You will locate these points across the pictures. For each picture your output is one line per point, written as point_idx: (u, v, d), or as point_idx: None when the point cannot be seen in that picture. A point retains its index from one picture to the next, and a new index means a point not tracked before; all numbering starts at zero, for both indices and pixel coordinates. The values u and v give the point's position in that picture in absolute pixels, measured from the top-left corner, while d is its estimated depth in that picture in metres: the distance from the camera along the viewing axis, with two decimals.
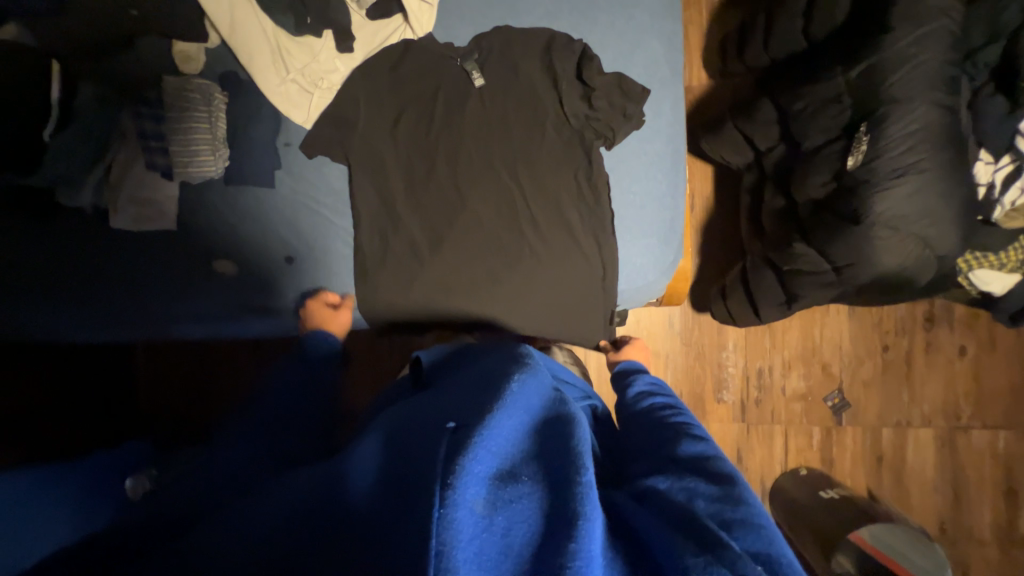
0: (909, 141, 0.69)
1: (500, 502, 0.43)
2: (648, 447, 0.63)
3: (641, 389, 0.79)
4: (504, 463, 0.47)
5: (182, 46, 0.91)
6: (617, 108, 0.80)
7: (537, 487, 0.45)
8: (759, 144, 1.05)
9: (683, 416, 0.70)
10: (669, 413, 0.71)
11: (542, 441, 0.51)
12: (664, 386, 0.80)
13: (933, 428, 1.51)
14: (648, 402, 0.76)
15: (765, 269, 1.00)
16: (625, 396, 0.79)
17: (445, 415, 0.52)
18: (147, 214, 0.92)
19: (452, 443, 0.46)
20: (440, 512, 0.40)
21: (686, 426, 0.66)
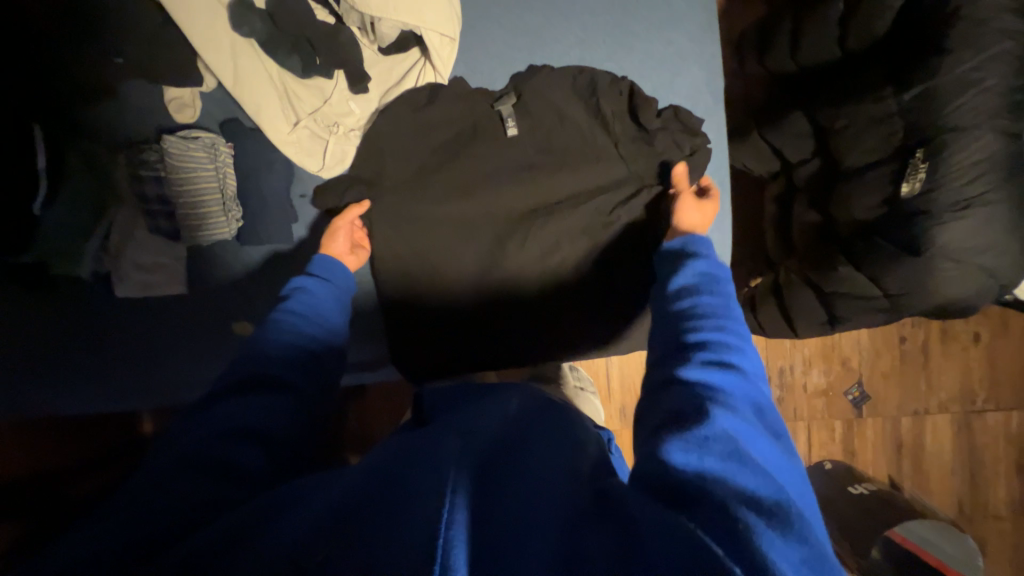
0: (972, 170, 0.67)
1: (482, 499, 0.37)
2: (663, 349, 0.53)
3: (684, 281, 0.60)
4: (505, 473, 0.41)
5: (176, 91, 0.82)
6: (679, 151, 0.78)
7: (537, 494, 0.40)
8: (790, 156, 1.02)
9: (728, 325, 0.53)
10: (712, 320, 0.53)
11: (552, 459, 0.44)
12: (719, 271, 0.60)
13: (949, 414, 1.55)
14: (692, 294, 0.58)
15: (803, 287, 0.98)
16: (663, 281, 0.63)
17: (450, 425, 0.46)
18: (155, 281, 0.85)
19: (461, 456, 0.40)
20: (450, 516, 0.34)
21: (724, 345, 0.50)
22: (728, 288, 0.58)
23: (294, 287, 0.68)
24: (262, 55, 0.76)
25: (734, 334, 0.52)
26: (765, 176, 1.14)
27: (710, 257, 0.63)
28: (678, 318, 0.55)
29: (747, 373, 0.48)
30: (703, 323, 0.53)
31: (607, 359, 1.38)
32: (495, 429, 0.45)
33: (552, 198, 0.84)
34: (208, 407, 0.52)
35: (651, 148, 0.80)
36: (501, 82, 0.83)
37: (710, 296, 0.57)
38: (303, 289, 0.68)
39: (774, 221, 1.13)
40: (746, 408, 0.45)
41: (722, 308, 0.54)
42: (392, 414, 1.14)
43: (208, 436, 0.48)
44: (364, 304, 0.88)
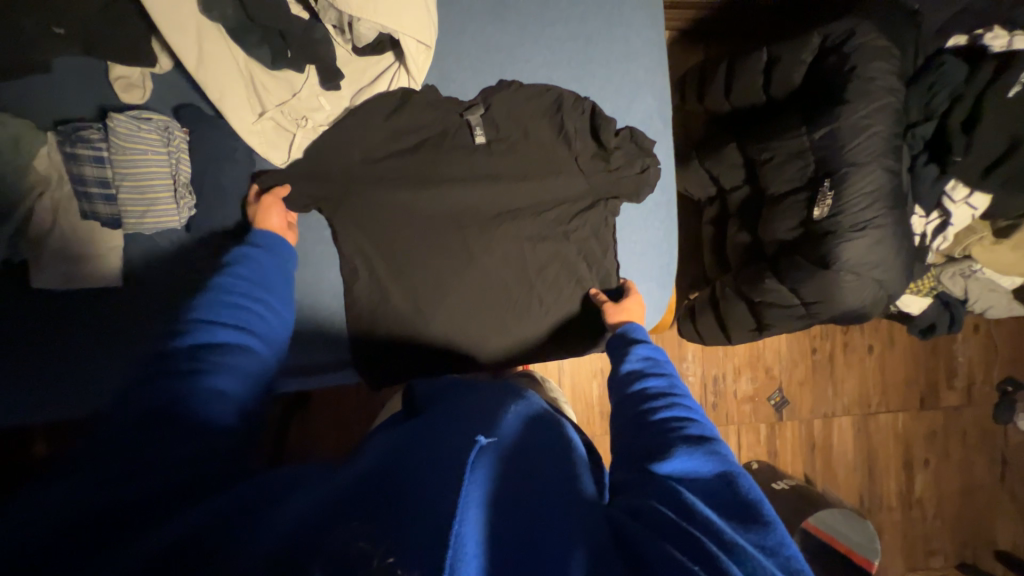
0: (866, 199, 0.81)
1: (497, 521, 0.43)
2: (630, 434, 0.59)
3: (633, 366, 0.69)
4: (508, 482, 0.47)
5: (123, 71, 0.78)
6: (633, 170, 0.86)
7: (540, 506, 0.46)
8: (724, 182, 1.16)
9: (680, 400, 0.61)
10: (665, 399, 0.62)
11: (544, 465, 0.51)
12: (660, 359, 0.70)
13: (851, 417, 1.77)
14: (643, 381, 0.66)
15: (735, 298, 1.09)
16: (614, 367, 0.71)
17: (469, 430, 0.52)
18: (85, 271, 0.77)
19: (473, 466, 0.45)
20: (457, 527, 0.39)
21: (680, 420, 0.58)
22: (671, 369, 0.68)
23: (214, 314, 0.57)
24: (232, 44, 0.75)
25: (684, 412, 0.60)
26: (702, 199, 1.27)
27: (649, 345, 0.74)
28: (637, 398, 0.63)
29: (705, 433, 0.56)
30: (659, 408, 0.60)
31: (560, 366, 1.43)
32: (504, 442, 0.52)
33: (518, 205, 0.88)
34: (136, 433, 0.46)
35: (609, 166, 0.87)
36: (472, 94, 0.87)
37: (657, 381, 0.65)
38: (231, 314, 0.58)
39: (711, 240, 1.27)
40: (710, 472, 0.52)
41: (669, 392, 0.63)
42: (345, 421, 1.10)
43: (186, 446, 0.47)
44: (325, 303, 0.86)
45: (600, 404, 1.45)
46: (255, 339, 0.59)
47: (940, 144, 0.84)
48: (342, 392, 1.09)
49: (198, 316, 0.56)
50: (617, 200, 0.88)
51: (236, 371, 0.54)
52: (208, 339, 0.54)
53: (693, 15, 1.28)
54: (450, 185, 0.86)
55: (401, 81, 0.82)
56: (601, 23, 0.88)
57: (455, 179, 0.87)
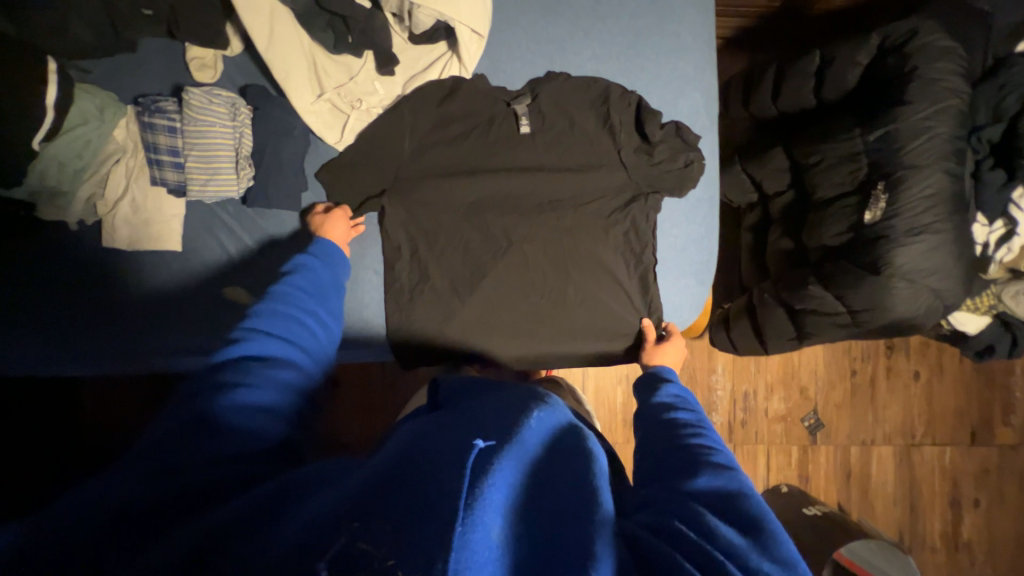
0: (925, 203, 0.77)
1: (514, 530, 0.41)
2: (656, 460, 0.57)
3: (662, 397, 0.69)
4: (524, 488, 0.44)
5: (198, 52, 0.84)
6: (678, 164, 0.85)
7: (558, 515, 0.43)
8: (768, 187, 1.14)
9: (707, 432, 0.60)
10: (693, 429, 0.61)
11: (565, 469, 0.47)
12: (689, 398, 0.70)
13: (892, 446, 1.66)
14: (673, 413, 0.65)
15: (775, 304, 1.06)
16: (644, 398, 0.71)
17: (468, 429, 0.47)
18: (150, 234, 0.83)
19: (486, 475, 0.41)
20: (462, 528, 0.36)
21: (706, 446, 0.57)
22: (698, 407, 0.68)
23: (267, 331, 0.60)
24: (300, 28, 0.80)
25: (714, 443, 0.58)
26: (743, 205, 1.25)
27: (677, 382, 0.73)
28: (666, 425, 0.62)
29: (729, 461, 0.55)
30: (688, 437, 0.59)
31: (584, 367, 1.42)
32: (528, 449, 0.46)
33: (558, 196, 0.89)
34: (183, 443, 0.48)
35: (655, 160, 0.86)
36: (519, 84, 0.89)
37: (688, 416, 0.64)
38: (285, 328, 0.61)
39: (750, 247, 1.24)
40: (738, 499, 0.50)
41: (699, 424, 0.62)
42: (375, 402, 1.12)
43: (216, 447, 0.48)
44: (366, 279, 0.88)
45: (623, 409, 1.42)
46: (303, 356, 0.61)
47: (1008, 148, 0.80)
48: (373, 373, 1.12)
49: (256, 325, 0.60)
50: (658, 195, 0.88)
51: (275, 384, 0.56)
52: (260, 352, 0.58)
53: (743, 20, 1.27)
54: (492, 171, 0.88)
55: (455, 68, 0.85)
56: (652, 20, 0.89)
57: (498, 166, 0.89)
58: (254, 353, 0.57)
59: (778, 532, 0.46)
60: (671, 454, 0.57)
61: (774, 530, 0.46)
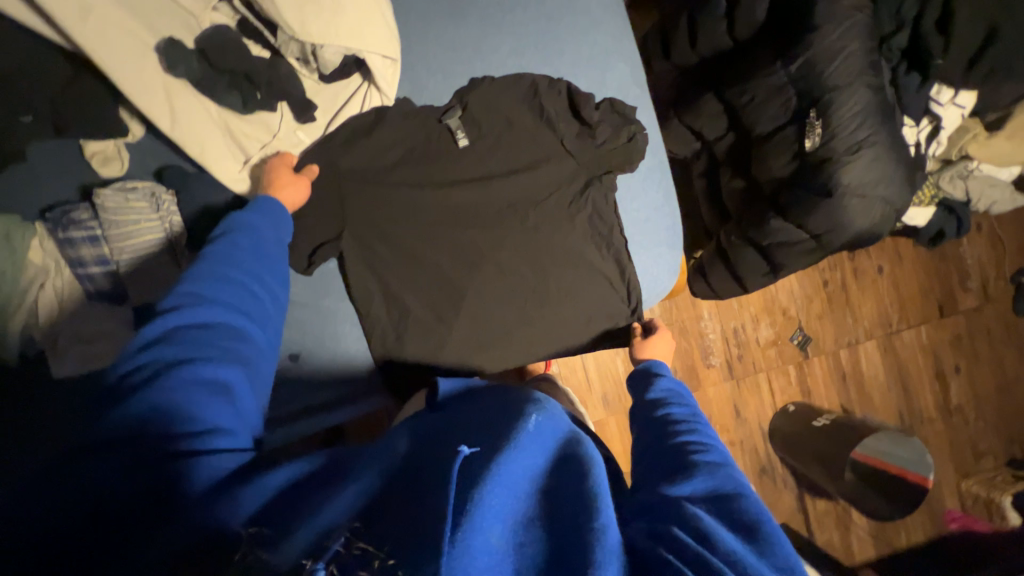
0: (855, 120, 0.80)
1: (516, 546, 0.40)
2: (649, 458, 0.59)
3: (656, 395, 0.69)
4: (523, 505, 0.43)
5: (97, 146, 0.77)
6: (621, 139, 0.86)
7: (559, 533, 0.41)
8: (708, 134, 1.16)
9: (702, 428, 0.61)
10: (687, 427, 0.62)
11: (563, 478, 0.47)
12: (682, 393, 0.71)
13: (875, 339, 1.77)
14: (666, 409, 0.66)
15: (743, 244, 1.10)
16: (637, 397, 0.72)
17: (467, 439, 0.47)
18: (100, 350, 0.74)
19: (487, 478, 0.41)
20: (455, 536, 0.36)
21: (700, 444, 0.57)
22: (692, 403, 0.69)
23: (217, 315, 0.54)
24: (201, 96, 0.73)
25: (705, 439, 0.59)
26: (688, 156, 1.28)
27: (669, 376, 0.74)
28: (658, 423, 0.64)
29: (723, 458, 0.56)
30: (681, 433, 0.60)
31: (582, 349, 1.43)
32: (530, 453, 0.46)
33: (515, 199, 0.88)
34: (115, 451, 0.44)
35: (599, 140, 0.86)
36: (446, 97, 0.86)
37: (680, 412, 0.66)
38: (228, 291, 0.56)
39: (706, 194, 1.27)
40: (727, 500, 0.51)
41: (692, 420, 0.63)
42: None
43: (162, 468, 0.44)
44: (345, 332, 0.85)
45: None
46: (252, 324, 0.57)
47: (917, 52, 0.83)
48: None
49: (192, 289, 0.54)
50: (610, 173, 0.88)
51: (232, 357, 0.53)
52: (196, 319, 0.53)
53: None
54: (443, 192, 0.86)
55: (377, 99, 0.82)
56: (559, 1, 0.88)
57: (447, 184, 0.86)
58: (193, 320, 0.52)
59: (774, 535, 0.47)
60: (662, 450, 0.58)
61: (769, 532, 0.48)
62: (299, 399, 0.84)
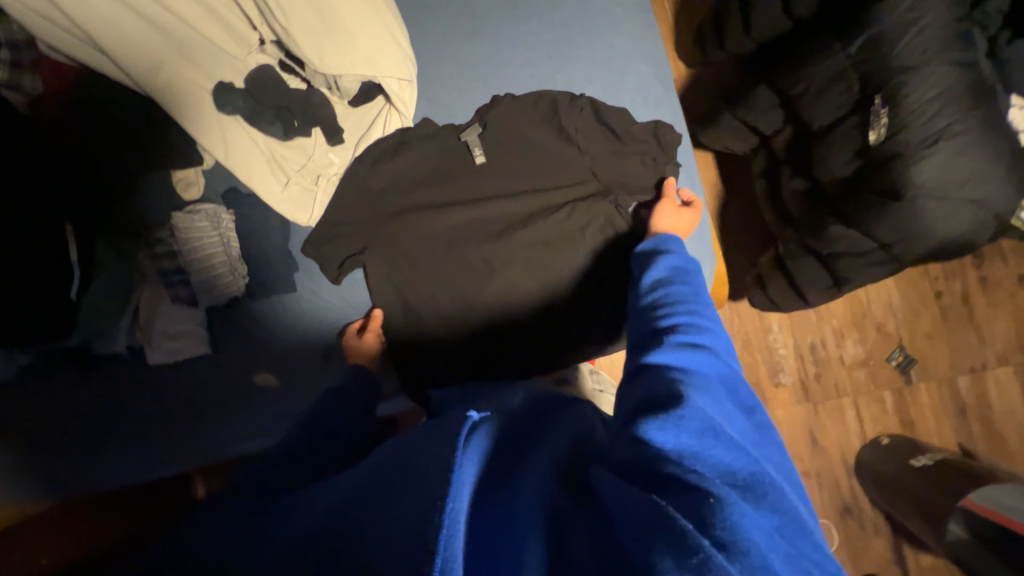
0: (931, 105, 0.66)
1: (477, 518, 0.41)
2: (645, 342, 0.59)
3: (651, 274, 0.68)
4: (491, 465, 0.44)
5: (181, 174, 0.91)
6: (648, 162, 0.83)
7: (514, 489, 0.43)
8: (763, 129, 1.03)
9: (696, 311, 0.60)
10: (679, 308, 0.61)
11: (522, 442, 0.49)
12: (679, 263, 0.70)
13: (1011, 366, 1.42)
14: (662, 289, 0.66)
15: (803, 253, 0.96)
16: (638, 279, 0.71)
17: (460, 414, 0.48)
18: (182, 346, 0.91)
19: (466, 445, 0.42)
20: (450, 505, 0.37)
21: (700, 330, 0.58)
22: (697, 278, 0.68)
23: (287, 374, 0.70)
24: (250, 128, 0.83)
25: (703, 323, 0.59)
26: (746, 152, 1.14)
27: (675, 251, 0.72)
28: (655, 304, 0.64)
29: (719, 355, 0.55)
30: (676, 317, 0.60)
31: None
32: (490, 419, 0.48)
33: (529, 209, 0.88)
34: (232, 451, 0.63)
35: (620, 158, 0.83)
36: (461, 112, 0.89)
37: (676, 289, 0.65)
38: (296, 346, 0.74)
39: (766, 196, 1.13)
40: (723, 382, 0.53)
41: (692, 297, 0.63)
42: None
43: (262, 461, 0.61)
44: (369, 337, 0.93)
45: None
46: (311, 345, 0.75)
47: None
48: None
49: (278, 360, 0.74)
50: (640, 187, 0.85)
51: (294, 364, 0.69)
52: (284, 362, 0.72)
53: None
54: (458, 206, 0.88)
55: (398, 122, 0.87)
56: (576, 5, 0.86)
57: (463, 198, 0.89)
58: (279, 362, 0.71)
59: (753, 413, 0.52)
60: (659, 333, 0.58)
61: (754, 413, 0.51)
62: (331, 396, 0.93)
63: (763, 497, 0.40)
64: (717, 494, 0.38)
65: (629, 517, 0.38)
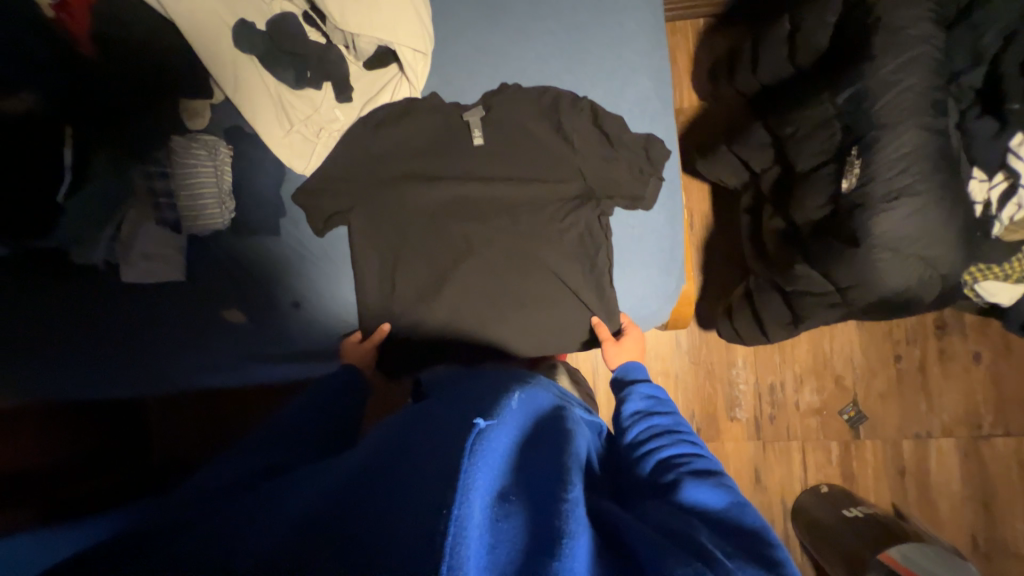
0: (900, 163, 0.70)
1: (491, 521, 0.40)
2: (639, 480, 0.65)
3: (640, 406, 0.78)
4: (509, 481, 0.45)
5: (188, 103, 0.92)
6: (635, 176, 0.86)
7: (529, 503, 0.43)
8: (754, 166, 1.07)
9: (683, 437, 0.70)
10: (668, 437, 0.70)
11: (536, 456, 0.49)
12: (658, 401, 0.80)
13: (954, 438, 1.47)
14: (646, 425, 0.75)
15: (769, 289, 1.00)
16: (621, 415, 0.80)
17: (466, 415, 0.49)
18: (158, 268, 0.93)
19: (474, 450, 0.43)
20: (457, 511, 0.37)
21: (684, 456, 0.66)
22: (672, 409, 0.79)
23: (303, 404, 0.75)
24: (264, 72, 0.87)
25: (687, 447, 0.68)
26: (736, 185, 1.18)
27: (648, 383, 0.84)
28: (641, 442, 0.72)
29: (716, 473, 0.63)
30: (658, 449, 0.68)
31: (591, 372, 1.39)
32: (507, 425, 0.49)
33: (515, 198, 0.91)
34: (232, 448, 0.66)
35: (607, 166, 0.87)
36: (468, 91, 0.92)
37: (658, 424, 0.74)
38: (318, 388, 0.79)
39: (748, 231, 1.17)
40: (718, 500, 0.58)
41: (671, 427, 0.72)
42: None
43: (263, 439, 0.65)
44: (342, 293, 0.95)
45: None
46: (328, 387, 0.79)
47: (992, 94, 0.73)
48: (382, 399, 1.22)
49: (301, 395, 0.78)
50: (622, 197, 0.87)
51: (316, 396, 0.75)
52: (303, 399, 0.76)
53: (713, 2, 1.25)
54: (450, 182, 0.91)
55: (408, 92, 0.90)
56: (594, 13, 0.89)
57: (455, 175, 0.92)
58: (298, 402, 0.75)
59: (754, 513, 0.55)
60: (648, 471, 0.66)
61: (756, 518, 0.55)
62: (294, 342, 0.96)
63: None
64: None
65: (666, 568, 0.42)
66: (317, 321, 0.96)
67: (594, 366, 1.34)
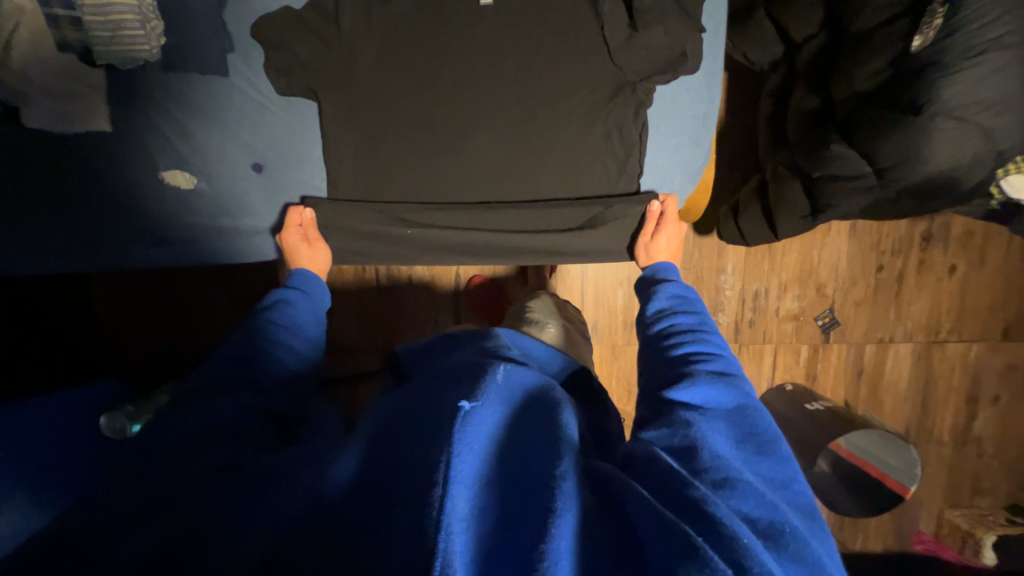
0: (989, 14, 0.63)
1: (483, 506, 0.37)
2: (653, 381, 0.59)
3: (661, 305, 0.69)
4: (505, 466, 0.41)
5: None
6: (673, 42, 0.74)
7: (521, 478, 0.40)
8: (793, 34, 0.93)
9: (706, 336, 0.62)
10: (689, 335, 0.63)
11: (535, 429, 0.44)
12: (689, 299, 0.69)
13: (913, 343, 1.57)
14: (667, 323, 0.66)
15: (790, 178, 0.89)
16: (641, 309, 0.72)
17: (446, 392, 0.44)
18: (71, 110, 0.74)
19: (457, 437, 0.38)
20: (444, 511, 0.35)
21: (703, 355, 0.59)
22: (699, 305, 0.69)
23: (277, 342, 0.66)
24: None
25: (708, 348, 0.60)
26: (763, 66, 1.04)
27: (676, 282, 0.73)
28: (660, 339, 0.65)
29: (732, 378, 0.55)
30: (676, 346, 0.61)
31: (582, 277, 1.35)
32: (493, 402, 0.43)
33: (527, 47, 0.77)
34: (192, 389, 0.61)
35: (641, 37, 0.74)
36: None
37: (682, 322, 0.65)
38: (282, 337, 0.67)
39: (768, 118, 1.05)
40: (735, 408, 0.53)
41: (697, 325, 0.64)
42: (370, 334, 1.32)
43: None
44: (313, 157, 0.81)
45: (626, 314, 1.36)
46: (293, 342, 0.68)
47: None
48: (374, 310, 1.31)
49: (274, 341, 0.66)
50: (648, 63, 0.76)
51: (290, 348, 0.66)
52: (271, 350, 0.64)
53: None
54: (450, 25, 0.76)
55: None
56: None
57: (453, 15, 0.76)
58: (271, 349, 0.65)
59: (771, 435, 0.50)
60: (662, 366, 0.60)
61: (771, 441, 0.50)
62: (259, 213, 0.83)
63: (785, 546, 0.40)
64: (747, 538, 0.38)
65: (675, 536, 0.37)
66: (286, 188, 0.82)
67: (584, 271, 1.34)
